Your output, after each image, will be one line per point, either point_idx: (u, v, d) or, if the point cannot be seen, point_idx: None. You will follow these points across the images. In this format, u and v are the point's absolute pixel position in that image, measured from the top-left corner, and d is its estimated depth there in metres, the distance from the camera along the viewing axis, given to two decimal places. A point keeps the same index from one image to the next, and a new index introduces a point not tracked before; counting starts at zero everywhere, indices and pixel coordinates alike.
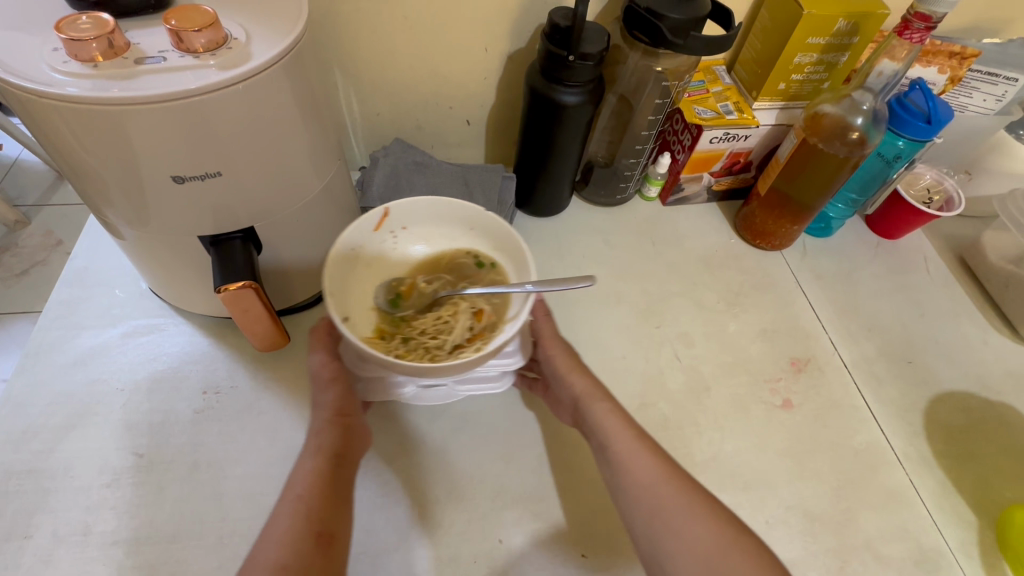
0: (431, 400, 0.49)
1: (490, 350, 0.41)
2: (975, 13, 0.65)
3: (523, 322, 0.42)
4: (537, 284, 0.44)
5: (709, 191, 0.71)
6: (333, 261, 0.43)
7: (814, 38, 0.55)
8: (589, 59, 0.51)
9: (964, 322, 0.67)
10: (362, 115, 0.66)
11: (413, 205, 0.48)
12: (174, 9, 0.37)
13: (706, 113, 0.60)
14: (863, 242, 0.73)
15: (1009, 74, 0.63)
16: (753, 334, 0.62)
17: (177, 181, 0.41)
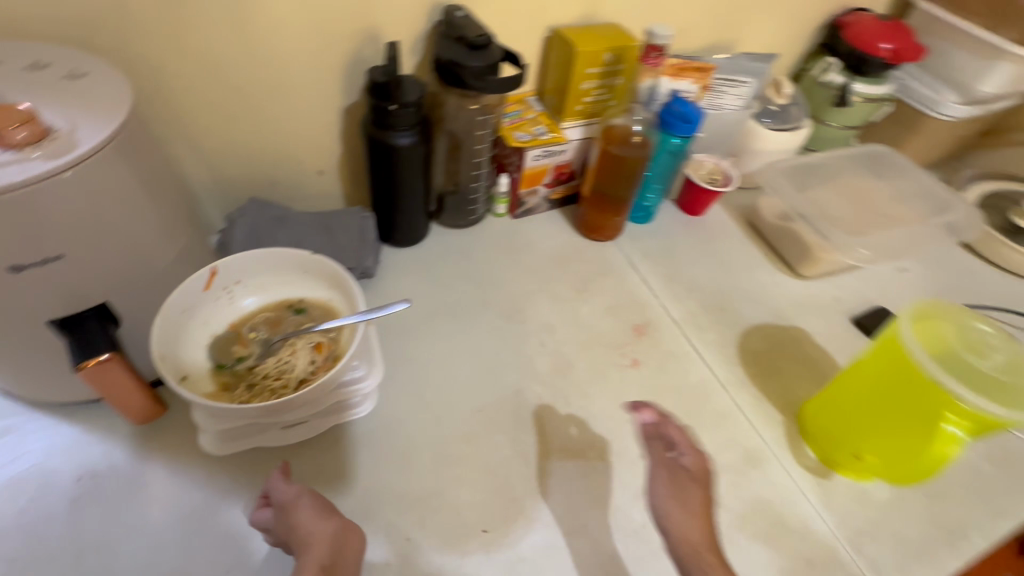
0: (294, 436, 0.54)
1: (331, 377, 0.46)
2: (709, 36, 0.84)
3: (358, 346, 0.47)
4: (365, 311, 0.50)
5: (547, 200, 0.84)
6: (162, 328, 0.45)
7: (591, 69, 0.69)
8: (409, 106, 0.60)
9: (757, 270, 0.84)
10: (212, 182, 0.69)
11: (241, 260, 0.51)
12: None
13: (525, 136, 0.72)
14: (677, 221, 0.89)
15: (742, 78, 0.82)
16: (601, 312, 0.73)
17: (17, 272, 0.42)
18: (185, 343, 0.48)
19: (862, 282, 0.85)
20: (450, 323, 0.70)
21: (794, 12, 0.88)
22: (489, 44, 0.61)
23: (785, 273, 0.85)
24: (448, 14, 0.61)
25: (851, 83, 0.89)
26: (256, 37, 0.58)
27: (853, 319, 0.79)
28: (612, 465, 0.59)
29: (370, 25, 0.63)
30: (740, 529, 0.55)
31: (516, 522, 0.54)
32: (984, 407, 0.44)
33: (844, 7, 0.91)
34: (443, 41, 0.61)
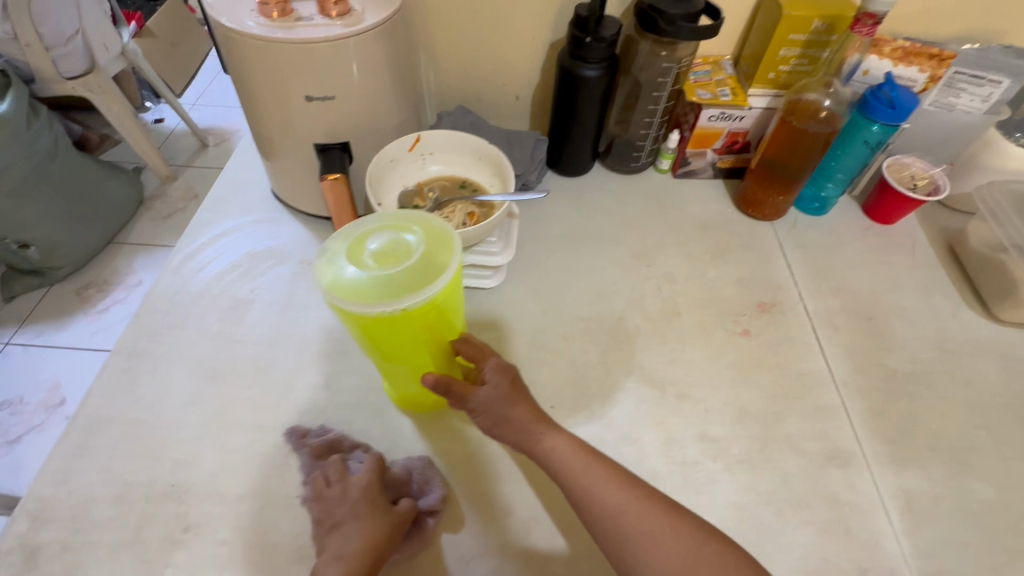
0: None
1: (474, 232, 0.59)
2: (965, 25, 0.74)
3: (500, 216, 0.59)
4: (510, 195, 0.62)
5: (714, 167, 0.84)
6: (376, 166, 0.62)
7: (795, 35, 0.67)
8: (603, 41, 0.68)
9: (936, 296, 0.74)
10: (436, 87, 0.87)
11: (437, 137, 0.66)
12: None
13: (705, 95, 0.74)
14: (854, 223, 0.82)
15: (993, 77, 0.71)
16: (729, 280, 0.74)
17: (308, 100, 0.63)
18: (385, 184, 0.64)
19: None
20: (582, 247, 0.78)
21: None
22: None
23: (974, 309, 0.73)
24: None
25: None
26: None
27: None
28: (685, 405, 0.61)
29: None
30: (795, 510, 0.54)
31: (581, 411, 0.61)
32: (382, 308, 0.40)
33: None
34: None
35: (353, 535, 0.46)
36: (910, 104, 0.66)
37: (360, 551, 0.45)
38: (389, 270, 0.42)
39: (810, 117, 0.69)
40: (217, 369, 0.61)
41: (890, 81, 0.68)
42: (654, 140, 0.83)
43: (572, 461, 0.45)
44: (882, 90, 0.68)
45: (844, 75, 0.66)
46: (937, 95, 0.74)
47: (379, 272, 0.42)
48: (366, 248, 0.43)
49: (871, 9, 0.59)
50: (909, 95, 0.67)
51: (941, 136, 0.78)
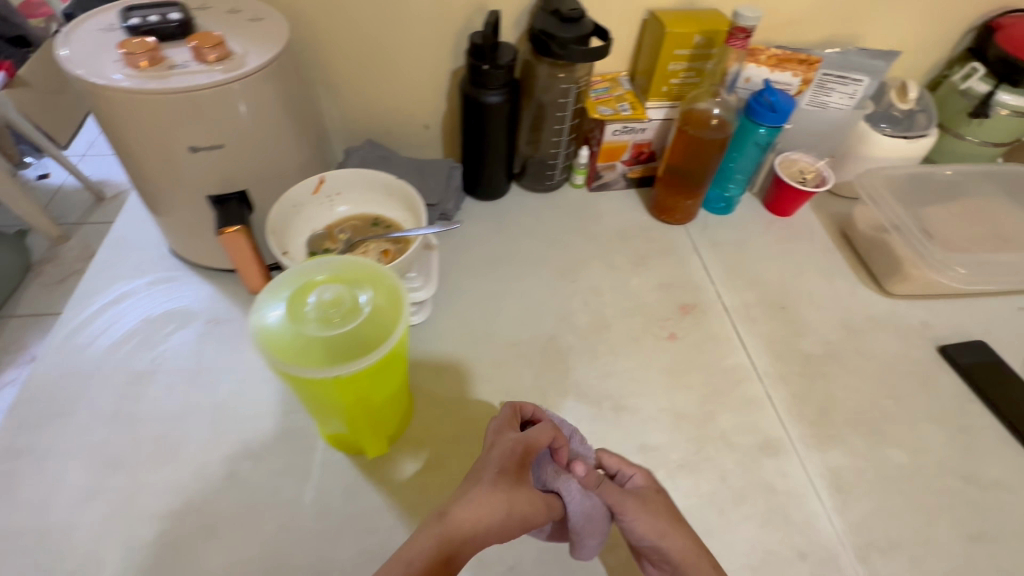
0: None
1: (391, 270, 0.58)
2: (825, 31, 0.81)
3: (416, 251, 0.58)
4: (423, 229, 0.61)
5: (625, 178, 0.87)
6: (278, 213, 0.59)
7: (680, 50, 0.71)
8: (500, 68, 0.68)
9: (836, 279, 0.80)
10: (341, 123, 0.84)
11: (343, 176, 0.63)
12: (195, 34, 0.56)
13: (607, 111, 0.77)
14: (758, 218, 0.87)
15: (856, 76, 0.78)
16: (652, 286, 0.76)
17: (193, 151, 0.59)
18: (290, 230, 0.61)
19: (967, 313, 0.76)
20: (508, 270, 0.77)
21: (937, 10, 0.81)
22: (580, 17, 0.67)
23: (870, 287, 0.79)
24: None
25: (996, 91, 0.79)
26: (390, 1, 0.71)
27: (940, 347, 0.72)
28: (622, 418, 0.62)
29: None
30: (736, 506, 0.56)
31: None
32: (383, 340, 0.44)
33: (1006, 8, 0.81)
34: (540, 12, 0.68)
35: (475, 499, 0.41)
36: (788, 106, 0.72)
37: (471, 525, 0.40)
38: (348, 323, 0.45)
39: (704, 125, 0.73)
40: (117, 455, 0.55)
41: (767, 87, 0.73)
42: (565, 158, 0.84)
43: (653, 537, 0.48)
44: (762, 96, 0.73)
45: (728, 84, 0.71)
46: (812, 95, 0.81)
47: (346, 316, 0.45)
48: (307, 300, 0.45)
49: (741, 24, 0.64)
50: (786, 98, 0.72)
51: (819, 132, 0.86)
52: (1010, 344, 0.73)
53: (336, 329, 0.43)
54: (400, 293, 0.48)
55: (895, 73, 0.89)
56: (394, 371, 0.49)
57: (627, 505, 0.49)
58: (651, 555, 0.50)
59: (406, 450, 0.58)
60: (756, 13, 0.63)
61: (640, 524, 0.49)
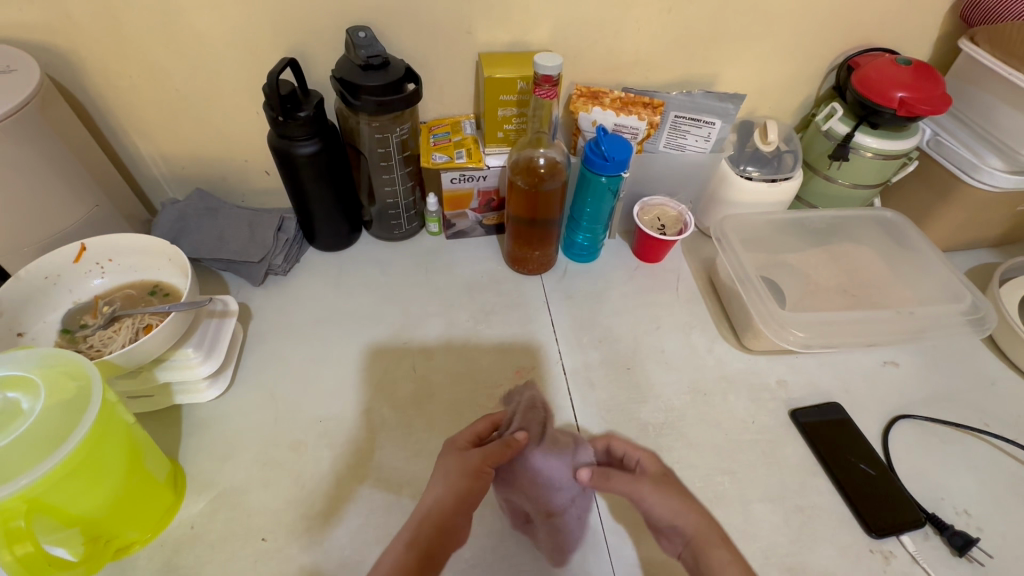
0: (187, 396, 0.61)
1: (132, 355, 0.51)
2: (680, 70, 0.77)
3: (163, 331, 0.51)
4: (186, 304, 0.54)
5: (481, 225, 0.81)
6: (13, 288, 0.52)
7: (505, 96, 0.67)
8: (296, 119, 0.62)
9: (695, 333, 0.75)
10: (168, 170, 0.78)
11: (109, 242, 0.57)
12: None
13: (441, 159, 0.71)
14: (623, 265, 0.82)
15: (707, 119, 0.74)
16: (489, 346, 0.70)
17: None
18: (38, 306, 0.54)
19: (827, 370, 0.71)
20: (336, 331, 0.71)
21: (794, 48, 0.77)
22: (384, 64, 0.62)
23: (729, 342, 0.74)
24: (351, 34, 0.61)
25: (856, 133, 0.75)
26: (186, 47, 0.65)
27: (791, 410, 0.66)
28: None
29: (292, 40, 0.67)
30: None
31: (299, 538, 0.54)
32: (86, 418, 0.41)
33: (867, 46, 0.78)
34: (344, 60, 0.62)
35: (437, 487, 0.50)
36: (624, 153, 0.67)
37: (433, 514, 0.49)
38: (37, 422, 0.40)
39: (538, 175, 0.67)
40: None
41: (603, 134, 0.68)
42: (411, 205, 0.79)
43: (666, 513, 0.52)
44: (598, 144, 0.68)
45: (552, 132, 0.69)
46: (667, 138, 0.76)
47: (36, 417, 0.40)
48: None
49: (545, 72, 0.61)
50: (621, 145, 0.67)
51: (683, 175, 0.81)
52: (867, 405, 0.67)
53: (19, 435, 0.39)
54: (74, 357, 0.44)
55: (764, 111, 0.85)
56: (120, 442, 0.45)
57: (638, 487, 0.53)
58: (663, 532, 0.53)
59: (156, 556, 0.51)
60: (554, 62, 0.60)
61: (656, 504, 0.52)
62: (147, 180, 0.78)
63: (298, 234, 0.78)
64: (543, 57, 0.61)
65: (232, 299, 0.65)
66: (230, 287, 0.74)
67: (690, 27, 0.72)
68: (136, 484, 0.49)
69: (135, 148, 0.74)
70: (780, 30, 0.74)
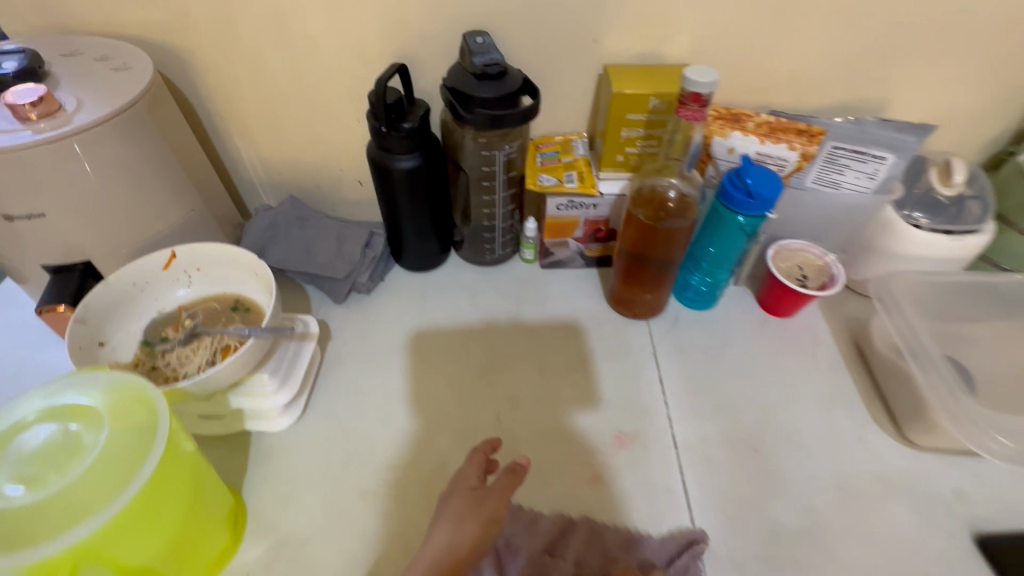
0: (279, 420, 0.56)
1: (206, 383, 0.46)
2: (842, 93, 0.64)
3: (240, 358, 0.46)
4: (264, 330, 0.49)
5: (582, 256, 0.72)
6: (101, 294, 0.49)
7: (632, 114, 0.58)
8: (400, 131, 0.57)
9: (838, 412, 0.61)
10: (266, 176, 0.76)
11: (199, 251, 0.54)
12: (15, 88, 0.48)
13: (549, 181, 0.64)
14: (746, 317, 0.70)
15: (876, 152, 0.60)
16: (585, 402, 0.61)
17: (9, 219, 0.50)
18: (124, 312, 0.52)
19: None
20: (417, 363, 0.65)
21: (999, 69, 0.61)
22: (501, 74, 0.55)
23: (884, 430, 0.59)
24: (466, 39, 0.56)
25: None
26: (293, 49, 0.62)
27: (976, 536, 0.51)
28: None
29: (402, 44, 0.61)
30: None
31: None
32: (152, 462, 0.36)
33: None
34: (456, 66, 0.56)
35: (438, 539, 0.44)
36: (775, 193, 0.55)
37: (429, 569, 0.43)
38: (103, 463, 0.35)
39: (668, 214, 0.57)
40: None
41: (749, 166, 0.57)
42: (508, 229, 0.71)
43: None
44: (743, 179, 0.57)
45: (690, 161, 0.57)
46: (818, 172, 0.63)
47: (100, 456, 0.35)
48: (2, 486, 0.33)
49: (693, 90, 0.49)
50: (774, 181, 0.56)
51: (833, 219, 0.67)
52: None
53: (81, 476, 0.34)
54: (141, 388, 0.39)
55: (942, 145, 0.69)
56: (177, 489, 0.39)
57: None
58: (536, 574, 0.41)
59: None
60: (709, 78, 0.49)
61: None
62: (244, 184, 0.77)
63: (386, 250, 0.73)
64: (699, 72, 0.49)
65: (313, 320, 0.61)
66: (313, 304, 0.70)
67: (865, 40, 0.59)
68: (192, 534, 0.43)
69: (236, 150, 0.73)
70: (984, 47, 0.60)
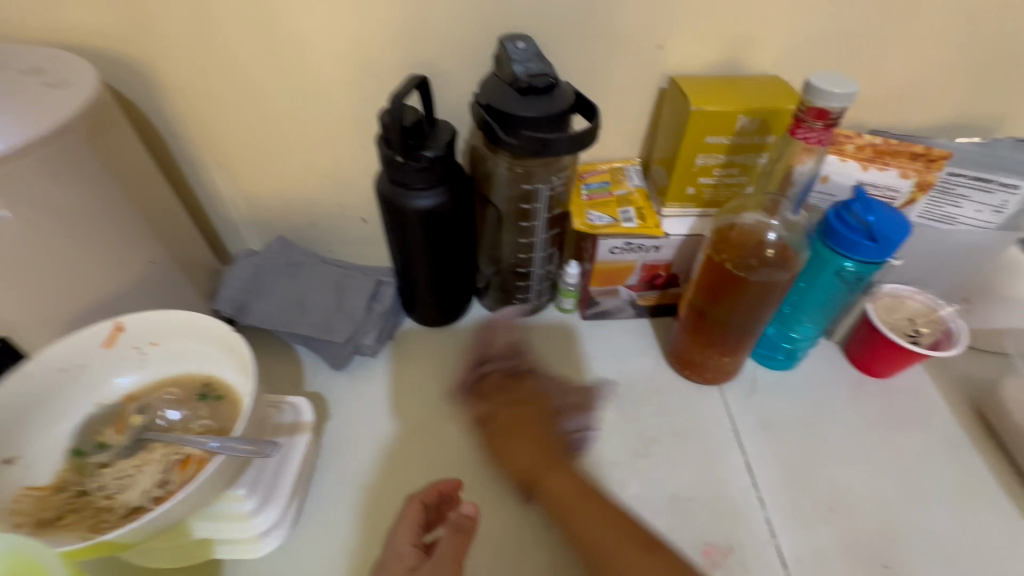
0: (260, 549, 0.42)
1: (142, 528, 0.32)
2: (953, 109, 0.53)
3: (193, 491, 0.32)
4: (234, 441, 0.35)
5: (634, 305, 0.60)
6: (9, 390, 0.36)
7: (713, 137, 0.46)
8: (420, 161, 0.44)
9: (979, 508, 0.48)
10: (250, 213, 0.63)
11: (152, 322, 0.40)
12: None
13: (601, 219, 0.51)
14: (839, 379, 0.57)
15: (1007, 180, 0.49)
16: (658, 502, 0.47)
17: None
18: (48, 410, 0.38)
19: None
20: (439, 447, 0.51)
21: None
22: (549, 88, 0.43)
23: None
24: (503, 44, 0.44)
25: None
26: (283, 59, 0.50)
27: None
28: None
29: (419, 54, 0.49)
30: None
31: None
32: None
33: None
34: (490, 78, 0.44)
35: None
36: (903, 236, 0.44)
37: None
38: None
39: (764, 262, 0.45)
40: None
41: (866, 199, 0.45)
42: (544, 275, 0.58)
43: None
44: (861, 215, 0.45)
45: (797, 196, 0.45)
46: (928, 205, 0.52)
47: None
48: None
49: (820, 105, 0.39)
50: (901, 220, 0.44)
51: (943, 259, 0.55)
52: None
53: None
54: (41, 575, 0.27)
55: None
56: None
57: None
58: None
59: None
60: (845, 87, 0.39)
61: None
62: (223, 223, 0.64)
63: (395, 301, 0.60)
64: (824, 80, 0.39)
65: (306, 403, 0.47)
66: (306, 371, 0.57)
67: (991, 43, 0.48)
68: None
69: (212, 183, 0.60)
70: None
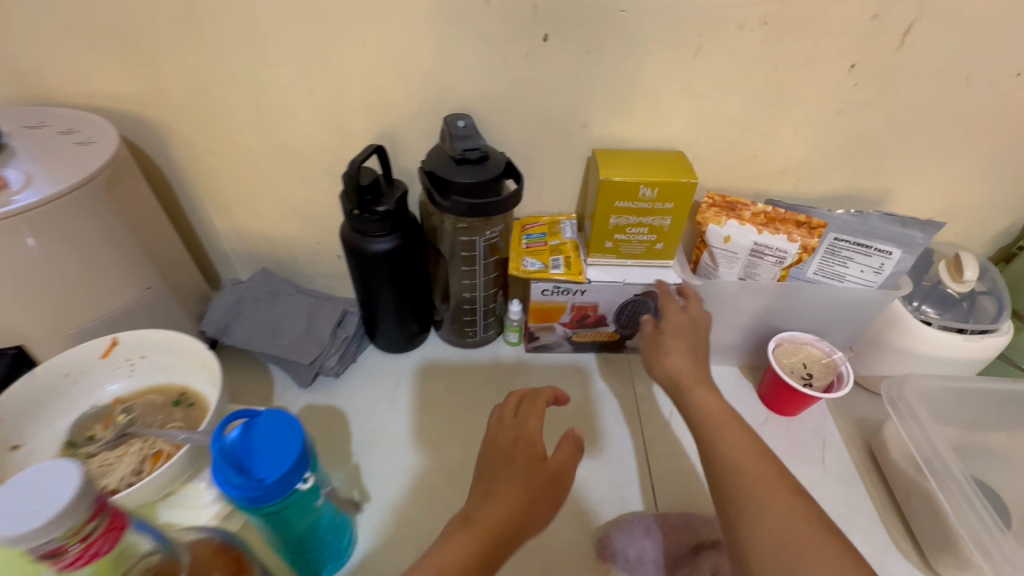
0: None
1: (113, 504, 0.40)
2: (842, 184, 0.61)
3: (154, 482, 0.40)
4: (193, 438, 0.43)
5: (570, 340, 0.67)
6: (23, 388, 0.45)
7: (621, 202, 0.55)
8: (374, 215, 0.54)
9: (856, 535, 0.54)
10: (241, 248, 0.72)
11: (140, 337, 0.49)
12: None
13: (533, 266, 0.60)
14: (748, 414, 0.64)
15: (882, 247, 0.57)
16: (568, 517, 0.55)
17: None
18: (52, 407, 0.47)
19: None
20: (386, 461, 0.59)
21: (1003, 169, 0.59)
22: (481, 159, 0.52)
23: (906, 558, 0.52)
24: (448, 122, 0.54)
25: None
26: (273, 123, 0.59)
27: None
28: None
29: (384, 125, 0.59)
30: None
31: None
32: None
33: None
34: (437, 149, 0.54)
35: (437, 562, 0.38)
36: (278, 478, 0.35)
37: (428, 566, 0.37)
38: None
39: None
40: None
41: (254, 422, 0.37)
42: (489, 311, 0.66)
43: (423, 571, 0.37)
44: (246, 438, 0.37)
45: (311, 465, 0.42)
46: (820, 263, 0.60)
47: None
48: None
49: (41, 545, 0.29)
50: (275, 460, 0.36)
51: (840, 311, 0.62)
52: None
53: None
54: None
55: (948, 238, 0.66)
56: None
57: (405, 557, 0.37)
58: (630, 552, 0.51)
59: None
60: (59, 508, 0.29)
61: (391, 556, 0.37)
62: (218, 254, 0.73)
63: (359, 330, 0.68)
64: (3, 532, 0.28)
65: None
66: (276, 388, 0.65)
67: (865, 132, 0.57)
68: None
69: (207, 220, 0.69)
70: (991, 142, 0.57)
